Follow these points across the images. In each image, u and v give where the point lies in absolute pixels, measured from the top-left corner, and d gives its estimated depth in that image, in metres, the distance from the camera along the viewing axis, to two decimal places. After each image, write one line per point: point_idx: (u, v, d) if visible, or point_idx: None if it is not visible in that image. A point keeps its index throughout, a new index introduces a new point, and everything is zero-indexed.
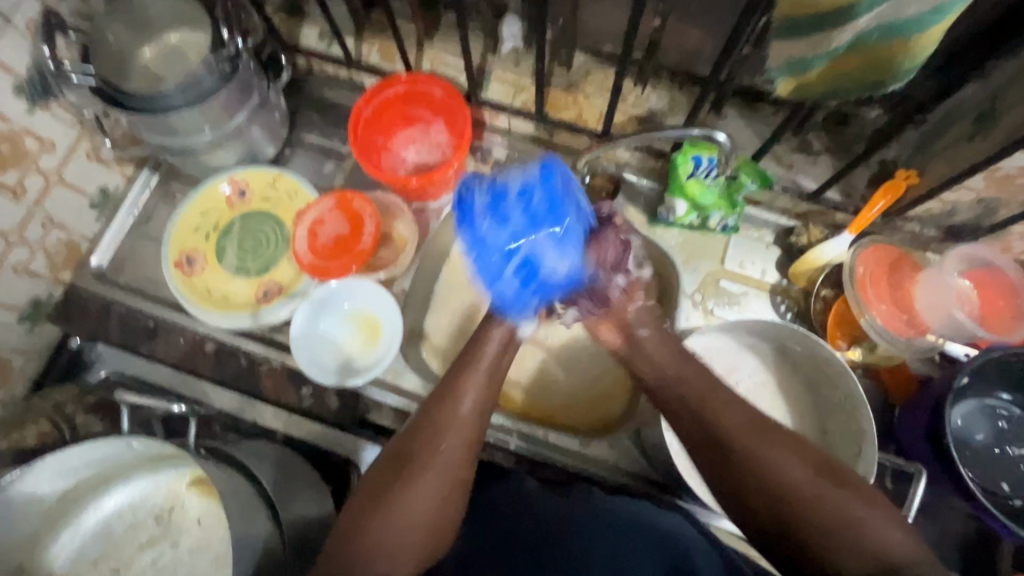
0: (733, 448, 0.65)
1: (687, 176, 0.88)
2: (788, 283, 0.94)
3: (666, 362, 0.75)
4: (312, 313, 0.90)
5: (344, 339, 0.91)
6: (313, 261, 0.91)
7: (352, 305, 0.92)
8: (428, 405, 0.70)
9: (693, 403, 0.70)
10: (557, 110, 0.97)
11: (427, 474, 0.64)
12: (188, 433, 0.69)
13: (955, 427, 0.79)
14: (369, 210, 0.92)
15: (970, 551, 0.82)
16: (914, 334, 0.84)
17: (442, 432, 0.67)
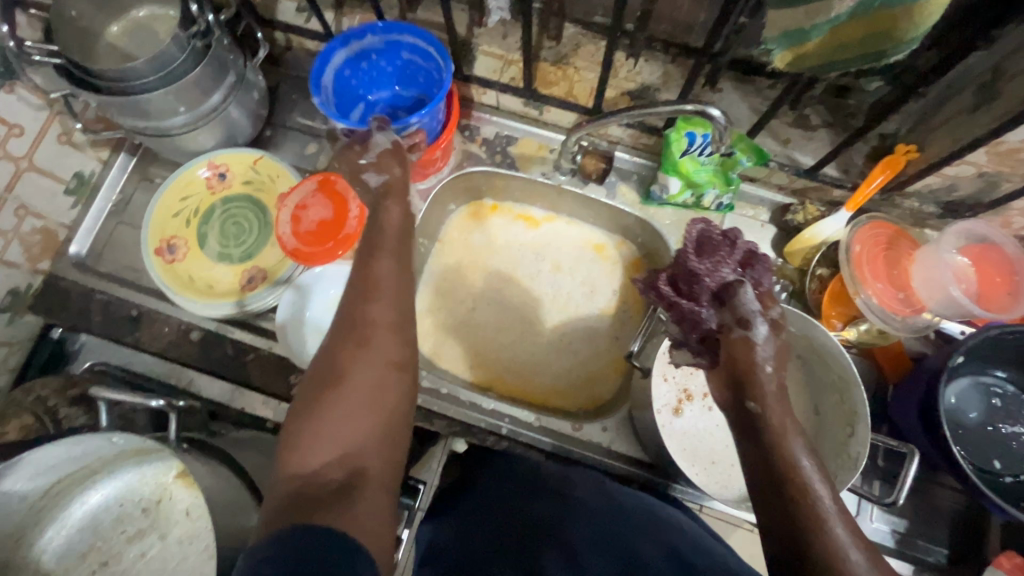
0: (843, 561, 0.48)
1: (680, 154, 0.86)
2: (783, 261, 0.93)
3: (791, 435, 0.55)
4: (299, 298, 0.89)
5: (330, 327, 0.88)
6: (297, 246, 0.87)
7: (341, 291, 0.90)
8: (345, 308, 0.62)
9: (797, 489, 0.52)
10: (546, 86, 0.93)
11: (358, 388, 0.56)
12: (171, 426, 0.69)
13: (949, 405, 0.79)
14: (351, 192, 0.89)
15: (959, 525, 0.83)
16: (910, 312, 0.83)
17: (367, 344, 0.59)
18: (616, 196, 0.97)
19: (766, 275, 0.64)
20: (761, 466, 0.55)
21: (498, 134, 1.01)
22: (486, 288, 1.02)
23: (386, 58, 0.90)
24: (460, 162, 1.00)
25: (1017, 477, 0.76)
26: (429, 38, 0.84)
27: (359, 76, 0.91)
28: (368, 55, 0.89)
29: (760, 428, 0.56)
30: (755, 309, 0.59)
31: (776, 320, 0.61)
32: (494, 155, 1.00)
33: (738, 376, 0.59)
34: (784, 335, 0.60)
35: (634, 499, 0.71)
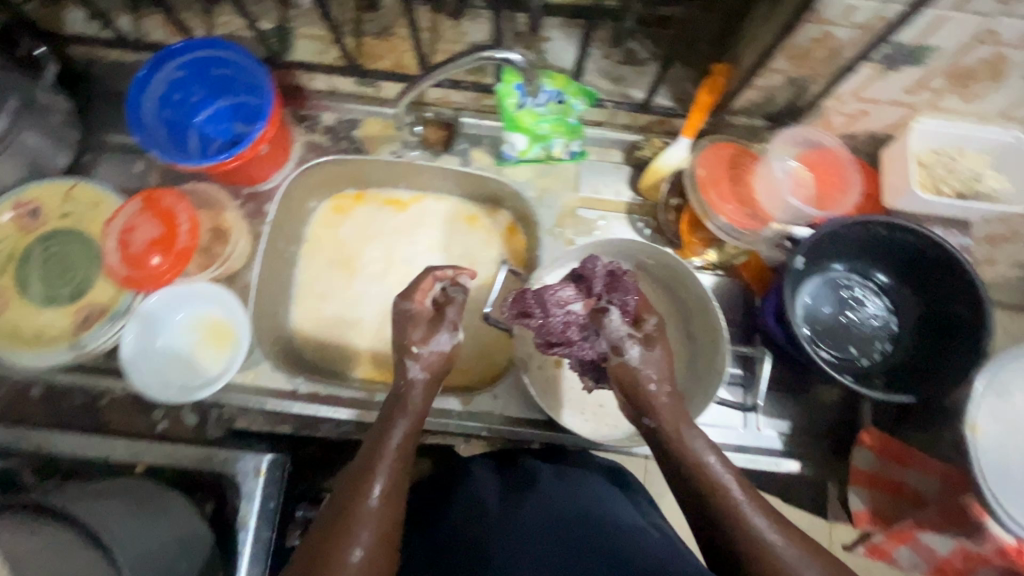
0: (766, 548, 0.51)
1: (516, 107, 0.84)
2: (641, 198, 0.94)
3: (688, 434, 0.59)
4: (153, 329, 0.83)
5: (195, 353, 0.83)
6: (130, 273, 0.82)
7: (197, 312, 0.84)
8: (359, 462, 0.59)
9: (706, 483, 0.55)
10: (373, 61, 0.90)
11: None
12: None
13: (804, 305, 0.82)
14: (181, 204, 0.83)
15: (846, 419, 0.84)
16: (759, 226, 0.84)
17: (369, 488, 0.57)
18: (470, 161, 0.94)
19: (629, 291, 0.65)
20: (671, 469, 0.59)
21: (340, 120, 0.95)
22: (362, 282, 0.99)
23: (203, 84, 0.87)
24: (303, 155, 0.94)
25: (872, 359, 0.81)
26: (222, 45, 0.82)
27: (181, 112, 0.87)
28: (184, 88, 0.86)
29: (660, 437, 0.60)
30: (623, 333, 0.62)
31: (649, 335, 0.63)
32: (338, 141, 0.95)
33: (630, 396, 0.62)
34: (659, 345, 0.63)
35: (576, 508, 0.67)
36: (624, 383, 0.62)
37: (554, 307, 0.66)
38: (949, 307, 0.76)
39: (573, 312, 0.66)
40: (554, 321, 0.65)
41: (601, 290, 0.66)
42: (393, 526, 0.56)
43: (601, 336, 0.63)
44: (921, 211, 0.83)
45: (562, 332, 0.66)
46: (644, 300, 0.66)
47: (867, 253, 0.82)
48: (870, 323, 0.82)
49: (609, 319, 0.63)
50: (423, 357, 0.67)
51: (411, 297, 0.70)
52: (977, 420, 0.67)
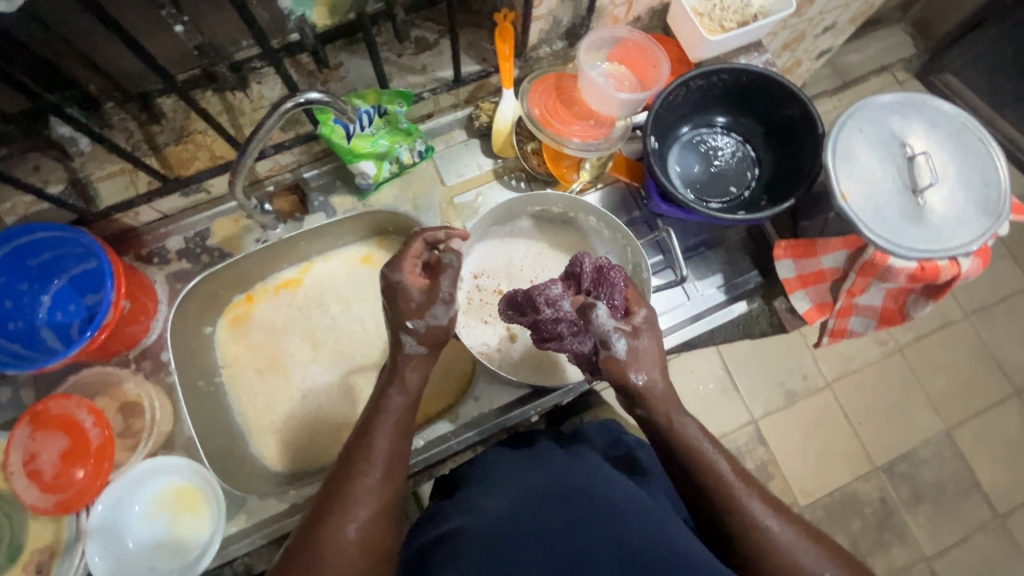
0: (761, 527, 0.56)
1: (347, 139, 0.84)
2: (502, 160, 0.97)
3: (680, 416, 0.64)
4: (122, 526, 0.77)
5: (174, 530, 0.78)
6: (59, 497, 0.74)
7: (159, 487, 0.79)
8: (362, 430, 0.63)
9: (711, 481, 0.59)
10: (188, 166, 0.86)
11: (340, 552, 0.54)
12: None
13: (678, 174, 0.90)
14: (72, 403, 0.76)
15: (754, 248, 0.95)
16: (608, 130, 0.92)
17: (369, 455, 0.60)
18: (334, 210, 0.93)
19: (616, 288, 0.69)
20: (667, 445, 0.63)
21: (188, 238, 0.91)
22: (300, 373, 0.96)
23: (31, 279, 0.79)
24: (171, 290, 0.89)
25: (750, 187, 0.90)
26: (15, 232, 0.73)
27: (22, 315, 0.80)
28: (15, 293, 0.79)
29: (660, 433, 0.64)
30: (610, 327, 0.64)
31: (637, 327, 0.66)
32: (199, 258, 0.91)
33: (616, 381, 0.65)
34: (645, 338, 0.66)
35: (579, 480, 0.60)
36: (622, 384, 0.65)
37: (540, 305, 0.70)
38: (780, 114, 0.87)
39: (559, 310, 0.69)
40: (545, 319, 0.69)
41: (589, 287, 0.71)
42: (391, 501, 0.59)
43: (593, 333, 0.65)
44: (719, 51, 0.93)
45: (548, 328, 0.70)
46: (631, 293, 0.70)
47: (700, 106, 0.90)
48: (734, 160, 0.92)
49: (599, 315, 0.64)
50: (418, 331, 0.68)
51: (400, 268, 0.70)
52: (843, 189, 0.76)
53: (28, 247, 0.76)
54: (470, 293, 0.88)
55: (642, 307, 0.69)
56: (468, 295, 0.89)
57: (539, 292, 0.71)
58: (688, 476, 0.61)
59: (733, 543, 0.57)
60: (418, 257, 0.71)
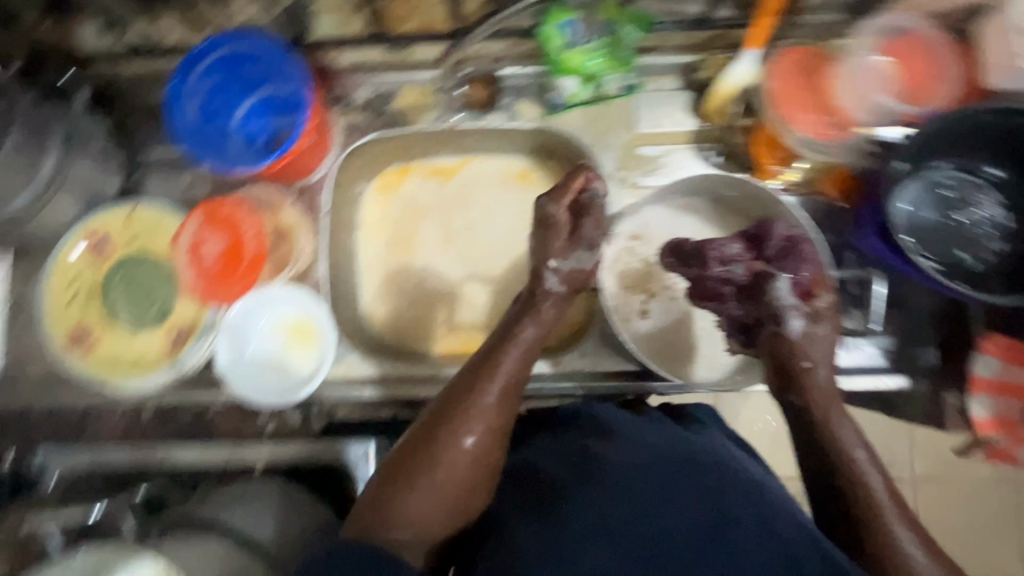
0: (905, 559, 0.52)
1: (564, 48, 0.79)
2: (707, 125, 0.87)
3: (837, 421, 0.60)
4: (248, 335, 0.85)
5: (289, 355, 0.85)
6: (211, 285, 0.84)
7: (285, 313, 0.85)
8: (490, 348, 0.64)
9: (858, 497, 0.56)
10: (403, 24, 0.88)
11: (453, 459, 0.57)
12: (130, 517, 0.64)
13: (903, 214, 0.76)
14: (243, 211, 0.86)
15: (944, 324, 0.81)
16: (841, 134, 0.78)
17: (493, 374, 0.61)
18: (516, 115, 0.89)
19: (804, 263, 0.66)
20: (810, 446, 0.60)
21: (376, 93, 0.90)
22: (424, 258, 0.98)
23: (241, 87, 0.85)
24: (346, 137, 0.90)
25: (985, 260, 0.75)
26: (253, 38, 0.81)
27: (217, 114, 0.85)
28: (226, 94, 0.84)
29: (811, 427, 0.61)
30: (787, 304, 0.64)
31: (818, 311, 0.64)
32: (378, 117, 0.90)
33: (777, 361, 0.64)
34: (824, 324, 0.64)
35: (705, 459, 0.60)
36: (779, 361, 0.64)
37: (711, 258, 0.71)
38: None
39: (731, 269, 0.69)
40: (711, 277, 0.71)
41: (773, 254, 0.68)
42: (504, 423, 0.60)
43: (766, 298, 0.65)
44: None
45: (713, 284, 0.70)
46: (818, 276, 0.66)
47: (971, 144, 0.74)
48: (980, 222, 0.76)
49: (774, 282, 0.65)
50: (561, 270, 0.67)
51: (559, 201, 0.67)
52: None
53: (257, 57, 0.83)
54: (621, 251, 0.84)
55: (827, 293, 0.66)
56: (619, 253, 0.84)
57: (716, 246, 0.71)
58: (835, 478, 0.57)
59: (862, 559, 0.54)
60: (578, 192, 0.68)
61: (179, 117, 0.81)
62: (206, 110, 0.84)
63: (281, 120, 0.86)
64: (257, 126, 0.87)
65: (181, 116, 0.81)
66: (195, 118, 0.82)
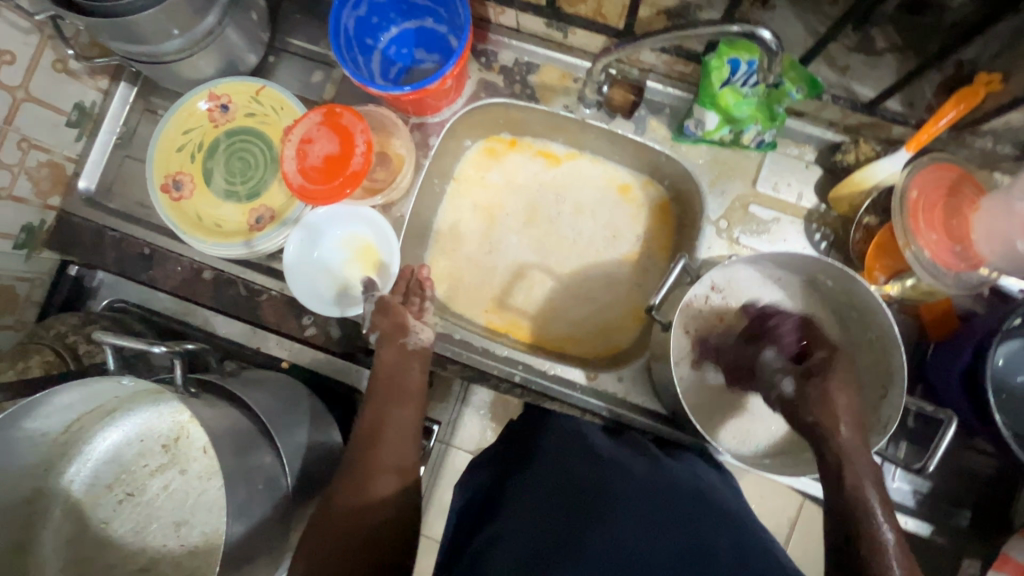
0: None
1: (721, 84, 0.76)
2: (826, 208, 0.85)
3: (859, 477, 0.55)
4: (309, 242, 0.87)
5: (344, 273, 0.88)
6: (303, 183, 0.85)
7: (348, 232, 0.89)
8: (375, 390, 0.75)
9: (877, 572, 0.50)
10: (571, 3, 0.80)
11: (371, 482, 0.65)
12: (178, 371, 0.62)
13: (996, 368, 0.73)
14: (359, 124, 0.84)
15: (986, 490, 0.78)
16: (963, 268, 0.74)
17: (390, 407, 0.73)
18: (645, 132, 0.87)
19: (785, 335, 0.65)
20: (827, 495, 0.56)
21: (518, 61, 0.90)
22: (503, 232, 0.99)
23: (397, 11, 0.86)
24: (476, 92, 0.91)
25: None
26: None
27: (368, 29, 0.85)
28: (382, 14, 0.86)
29: (829, 476, 0.56)
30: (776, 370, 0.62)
31: (813, 366, 0.60)
32: (513, 83, 0.91)
33: (804, 431, 0.58)
34: (824, 379, 0.58)
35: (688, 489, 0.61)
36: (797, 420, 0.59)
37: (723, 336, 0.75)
38: None
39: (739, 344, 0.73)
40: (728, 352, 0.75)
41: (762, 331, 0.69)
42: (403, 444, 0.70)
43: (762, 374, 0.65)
44: None
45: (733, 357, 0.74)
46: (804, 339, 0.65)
47: None
48: None
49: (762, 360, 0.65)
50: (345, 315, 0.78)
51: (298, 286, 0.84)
52: None
53: None
54: (697, 296, 0.81)
55: (819, 349, 0.62)
56: (695, 299, 0.81)
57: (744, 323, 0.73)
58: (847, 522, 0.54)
59: None
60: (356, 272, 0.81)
61: (338, 22, 0.80)
62: (361, 22, 0.84)
63: (424, 54, 0.89)
64: (397, 51, 0.89)
65: (341, 23, 0.80)
66: (350, 28, 0.83)
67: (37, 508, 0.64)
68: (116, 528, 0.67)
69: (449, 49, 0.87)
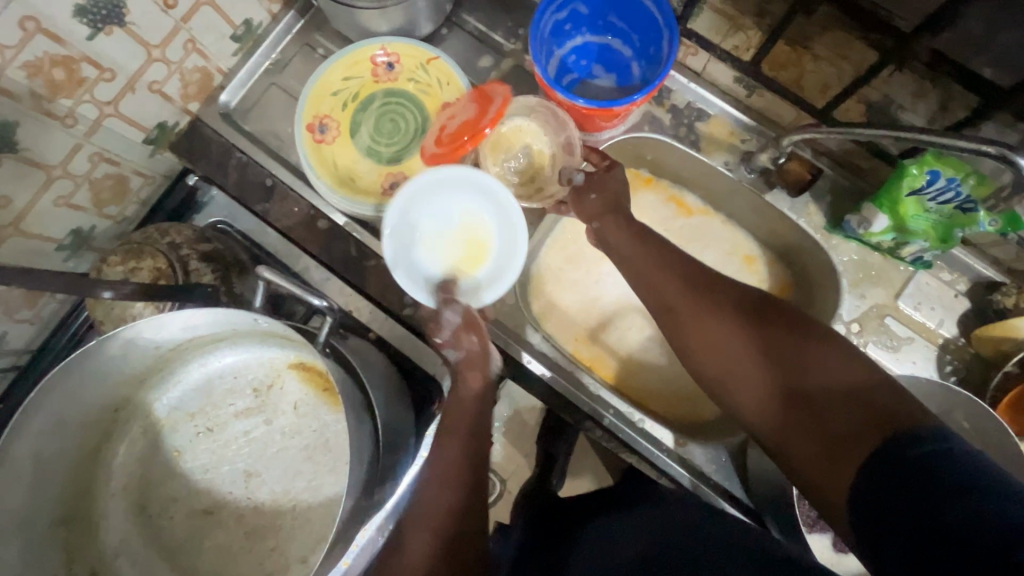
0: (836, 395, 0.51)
1: (909, 192, 0.72)
2: (964, 343, 0.81)
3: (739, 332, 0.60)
4: (434, 212, 0.81)
5: (467, 248, 0.81)
6: (434, 152, 0.80)
7: (473, 203, 0.81)
8: (447, 420, 0.68)
9: (823, 399, 0.53)
10: (774, 68, 0.83)
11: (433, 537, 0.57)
12: (324, 329, 0.62)
13: None
14: (499, 90, 0.77)
15: None
16: None
17: (450, 438, 0.65)
18: (801, 215, 0.84)
19: None
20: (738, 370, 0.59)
21: (692, 105, 0.87)
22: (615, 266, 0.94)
23: (590, 25, 0.85)
24: (639, 123, 0.88)
25: None
26: None
27: (558, 35, 0.84)
28: (576, 22, 0.84)
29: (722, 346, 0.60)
30: None
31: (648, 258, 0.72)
32: (678, 125, 0.87)
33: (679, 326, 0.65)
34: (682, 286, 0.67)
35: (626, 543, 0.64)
36: (663, 300, 0.67)
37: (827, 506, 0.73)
38: None
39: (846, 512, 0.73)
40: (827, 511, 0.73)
41: None
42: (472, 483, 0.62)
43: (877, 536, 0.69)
44: None
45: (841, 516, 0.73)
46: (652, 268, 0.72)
47: None
48: None
49: None
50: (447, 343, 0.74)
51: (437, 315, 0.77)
52: None
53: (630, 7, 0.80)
54: None
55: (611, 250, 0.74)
56: None
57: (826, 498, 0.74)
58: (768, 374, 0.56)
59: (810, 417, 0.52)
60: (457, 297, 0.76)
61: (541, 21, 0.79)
62: (556, 26, 0.82)
63: (601, 72, 0.88)
64: (576, 62, 0.87)
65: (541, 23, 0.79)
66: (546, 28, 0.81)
67: (123, 415, 0.68)
68: (186, 460, 0.69)
69: (628, 75, 0.86)
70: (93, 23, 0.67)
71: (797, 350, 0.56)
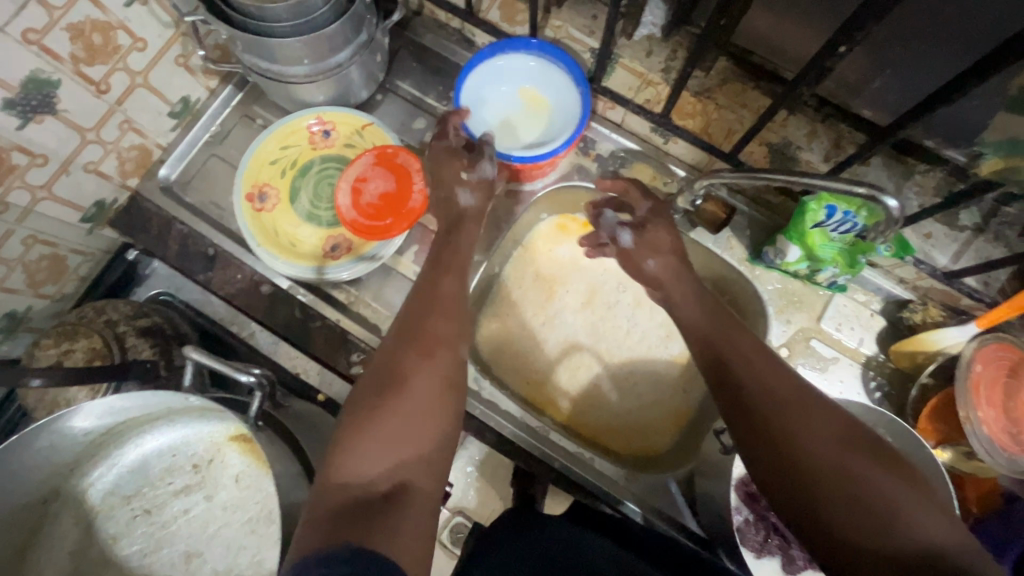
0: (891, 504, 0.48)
1: (812, 225, 0.78)
2: (885, 358, 0.86)
3: (797, 397, 0.57)
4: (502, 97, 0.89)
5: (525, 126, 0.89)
6: (355, 219, 0.87)
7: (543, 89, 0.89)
8: (412, 307, 0.69)
9: (923, 558, 0.44)
10: (682, 117, 0.88)
11: (402, 409, 0.57)
12: (256, 402, 0.63)
13: None
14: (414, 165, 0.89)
15: None
16: (1017, 449, 0.73)
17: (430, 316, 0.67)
18: (724, 249, 0.90)
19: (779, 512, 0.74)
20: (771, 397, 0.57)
21: (614, 153, 0.95)
22: (558, 308, 0.97)
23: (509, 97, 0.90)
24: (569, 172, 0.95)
25: None
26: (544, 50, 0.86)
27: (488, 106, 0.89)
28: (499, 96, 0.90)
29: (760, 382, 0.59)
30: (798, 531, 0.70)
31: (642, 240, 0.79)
32: (604, 172, 0.95)
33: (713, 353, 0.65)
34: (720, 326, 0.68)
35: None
36: (744, 400, 0.59)
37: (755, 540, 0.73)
38: None
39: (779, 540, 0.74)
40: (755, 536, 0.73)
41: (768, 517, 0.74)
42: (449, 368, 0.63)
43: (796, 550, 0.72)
44: None
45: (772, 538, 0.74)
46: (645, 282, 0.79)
47: None
48: None
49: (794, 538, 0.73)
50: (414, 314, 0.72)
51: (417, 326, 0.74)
52: None
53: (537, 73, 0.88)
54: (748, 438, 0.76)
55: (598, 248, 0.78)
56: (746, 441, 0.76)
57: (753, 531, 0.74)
58: (812, 435, 0.53)
59: (840, 495, 0.49)
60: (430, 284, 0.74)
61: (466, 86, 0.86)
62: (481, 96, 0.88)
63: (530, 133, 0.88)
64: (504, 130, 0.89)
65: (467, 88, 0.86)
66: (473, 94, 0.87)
67: (53, 506, 0.66)
68: (123, 546, 0.68)
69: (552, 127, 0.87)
70: (22, 114, 0.69)
71: (862, 451, 0.51)
